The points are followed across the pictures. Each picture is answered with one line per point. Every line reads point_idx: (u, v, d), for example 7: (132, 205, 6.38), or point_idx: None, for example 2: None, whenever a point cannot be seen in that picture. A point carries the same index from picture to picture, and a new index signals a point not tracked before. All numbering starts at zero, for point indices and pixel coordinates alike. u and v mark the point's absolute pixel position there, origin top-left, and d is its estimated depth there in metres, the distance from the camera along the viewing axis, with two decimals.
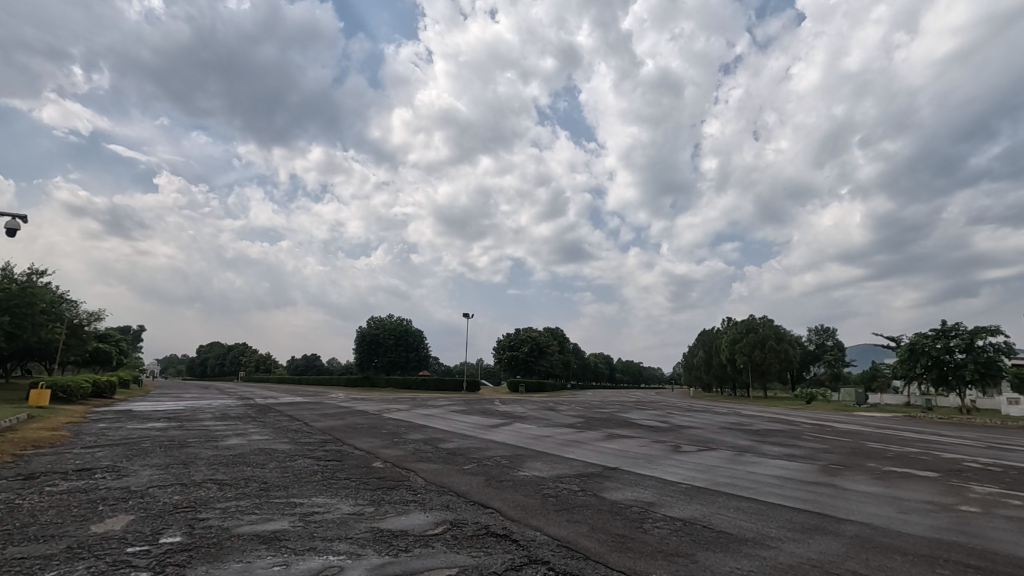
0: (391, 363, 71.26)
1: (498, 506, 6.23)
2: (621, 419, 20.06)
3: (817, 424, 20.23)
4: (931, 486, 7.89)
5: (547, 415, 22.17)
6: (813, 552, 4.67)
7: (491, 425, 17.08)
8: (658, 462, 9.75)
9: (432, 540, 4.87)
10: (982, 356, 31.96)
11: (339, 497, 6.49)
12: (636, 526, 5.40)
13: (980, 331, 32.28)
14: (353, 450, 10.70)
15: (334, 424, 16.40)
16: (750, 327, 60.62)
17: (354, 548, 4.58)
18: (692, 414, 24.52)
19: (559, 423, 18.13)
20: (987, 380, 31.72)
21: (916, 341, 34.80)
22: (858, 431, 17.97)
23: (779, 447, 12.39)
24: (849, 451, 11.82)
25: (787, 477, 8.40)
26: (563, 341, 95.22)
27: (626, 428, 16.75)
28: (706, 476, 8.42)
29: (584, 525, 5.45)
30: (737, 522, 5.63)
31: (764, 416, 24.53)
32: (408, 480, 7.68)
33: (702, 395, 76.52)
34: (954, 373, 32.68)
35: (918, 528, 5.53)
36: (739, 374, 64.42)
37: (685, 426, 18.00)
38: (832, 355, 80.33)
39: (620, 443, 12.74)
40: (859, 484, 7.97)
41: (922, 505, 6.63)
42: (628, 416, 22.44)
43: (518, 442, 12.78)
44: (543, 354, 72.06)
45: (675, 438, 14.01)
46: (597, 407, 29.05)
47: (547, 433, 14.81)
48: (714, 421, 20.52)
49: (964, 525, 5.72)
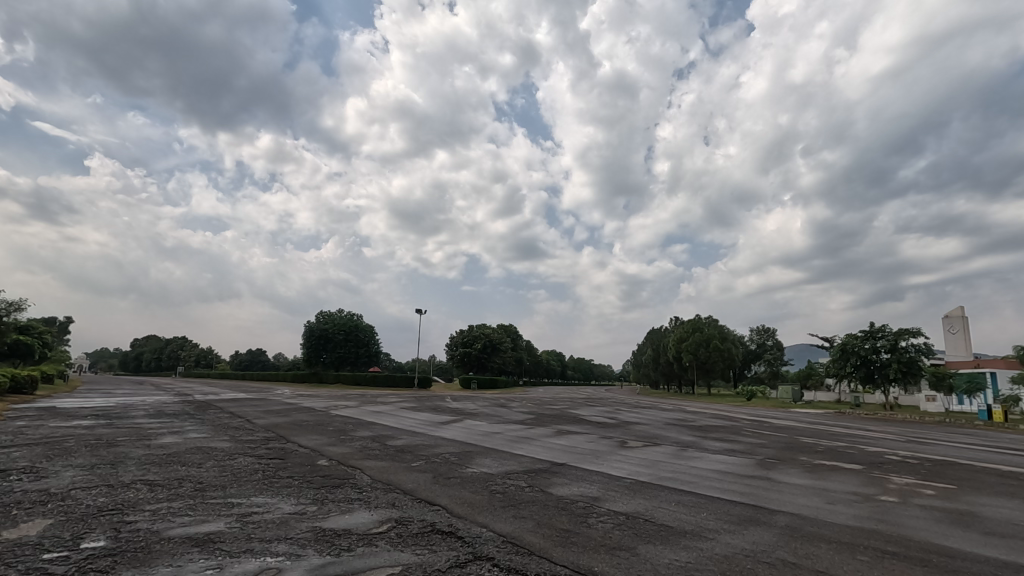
0: (341, 358, 69.82)
1: (444, 503, 6.20)
2: (572, 416, 20.45)
3: (756, 420, 21.18)
4: (856, 477, 8.41)
5: (498, 411, 22.21)
6: (746, 542, 4.90)
7: (442, 422, 16.94)
8: (605, 457, 9.95)
9: (376, 539, 4.79)
10: (905, 355, 34.26)
11: (280, 496, 6.29)
12: (581, 521, 5.50)
13: (903, 332, 34.60)
14: (297, 448, 10.38)
15: (279, 421, 15.85)
16: (696, 326, 62.84)
17: (294, 548, 4.46)
18: (640, 411, 25.27)
19: (510, 420, 18.18)
20: (909, 379, 34.05)
21: (847, 341, 36.83)
22: (792, 427, 18.93)
23: (719, 442, 12.89)
24: (784, 446, 12.45)
25: (726, 471, 8.75)
26: (517, 338, 96.04)
27: (576, 424, 17.02)
28: (650, 470, 8.65)
29: (531, 521, 5.49)
30: (677, 515, 5.82)
31: (707, 413, 25.31)
32: (354, 477, 7.52)
33: (652, 394, 65.96)
34: (880, 372, 34.90)
35: (842, 517, 5.88)
36: (684, 371, 66.69)
37: (632, 421, 18.44)
38: (771, 355, 84.52)
39: (570, 439, 12.89)
40: (791, 476, 8.40)
41: (847, 495, 7.06)
42: (579, 412, 22.90)
43: (468, 438, 12.74)
44: (496, 351, 72.24)
45: (623, 433, 14.31)
46: (548, 403, 29.51)
47: (497, 430, 14.83)
48: (660, 417, 21.17)
49: (883, 513, 6.13)
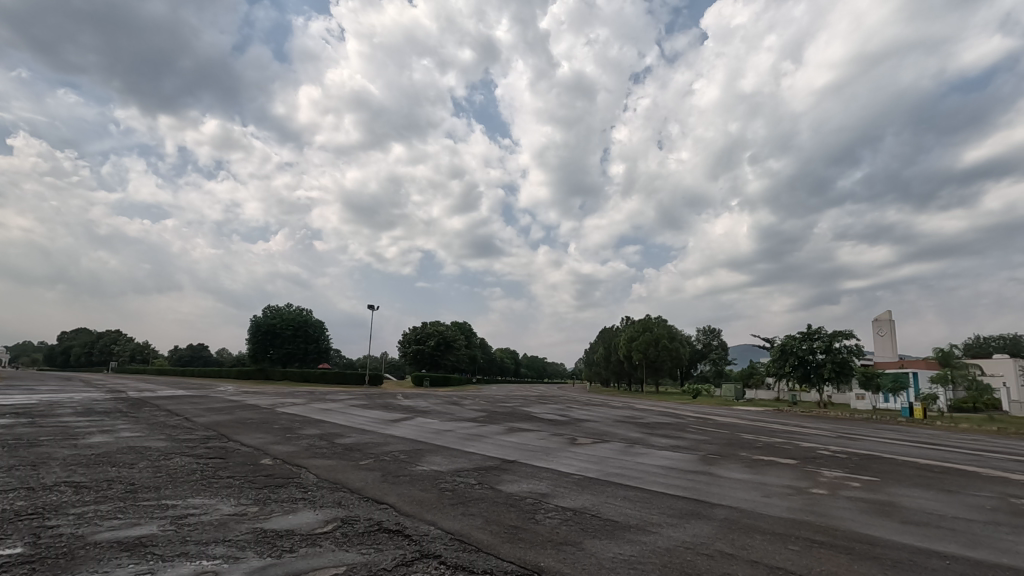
0: (289, 354, 67.71)
1: (392, 501, 6.13)
2: (524, 413, 20.60)
3: (700, 417, 21.97)
4: (791, 471, 8.86)
5: (451, 408, 22.12)
6: (687, 535, 5.07)
7: (392, 419, 16.70)
8: (555, 454, 10.08)
9: (320, 539, 4.69)
10: (838, 356, 36.35)
11: (219, 497, 6.06)
12: (529, 517, 5.56)
13: (837, 334, 36.68)
14: (240, 446, 10.02)
15: (220, 419, 15.22)
16: (646, 325, 64.55)
17: (233, 550, 4.30)
18: (592, 408, 25.69)
19: (462, 417, 18.15)
20: (841, 378, 36.17)
21: (786, 341, 38.68)
22: (734, 423, 19.72)
23: (665, 438, 13.31)
24: (725, 442, 12.97)
25: (671, 467, 9.04)
26: (471, 335, 95.86)
27: (528, 421, 17.15)
28: (599, 467, 8.84)
29: (479, 518, 5.50)
30: (622, 510, 5.97)
31: (654, 411, 26.05)
32: (299, 476, 7.33)
33: (619, 394, 58.44)
34: (815, 372, 36.85)
35: (776, 510, 6.18)
36: (634, 370, 68.33)
37: (582, 419, 18.74)
38: (716, 354, 87.89)
39: (520, 437, 12.98)
40: (731, 471, 8.77)
41: (782, 489, 7.44)
42: (531, 410, 23.09)
43: (419, 436, 12.60)
44: (449, 348, 71.83)
45: (573, 430, 14.53)
46: (501, 401, 29.55)
47: (448, 428, 14.77)
48: (610, 414, 21.64)
49: (814, 505, 6.49)
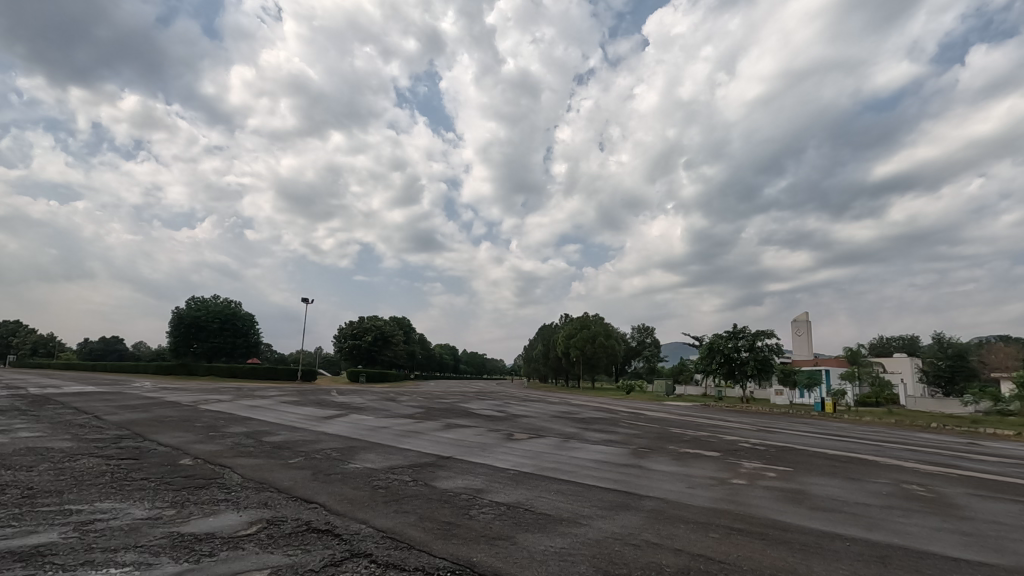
0: (215, 348, 64.18)
1: (323, 500, 5.94)
2: (462, 409, 20.56)
3: (632, 412, 22.71)
4: (714, 463, 9.35)
5: (387, 405, 21.70)
6: (616, 526, 5.23)
7: (326, 416, 16.18)
8: (491, 449, 10.14)
9: (243, 541, 4.48)
10: (760, 354, 38.60)
11: (131, 501, 5.66)
12: (464, 513, 5.56)
13: (760, 333, 38.94)
14: (156, 446, 9.40)
15: (136, 417, 14.23)
16: (584, 323, 66.02)
17: (145, 557, 4.04)
18: (529, 404, 25.98)
19: (398, 414, 17.86)
20: (763, 375, 38.43)
21: (714, 340, 40.62)
22: (664, 418, 20.54)
23: (599, 433, 13.68)
24: (656, 436, 13.48)
25: (603, 460, 9.30)
26: (410, 330, 94.53)
27: (465, 417, 17.12)
28: (534, 461, 8.98)
29: (413, 515, 5.45)
30: (556, 503, 6.09)
31: (590, 406, 26.69)
32: (222, 477, 6.97)
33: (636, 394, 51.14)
34: (739, 368, 38.94)
35: (700, 500, 6.50)
36: (572, 366, 69.66)
37: (520, 415, 18.91)
38: (649, 351, 91.23)
39: (457, 433, 12.95)
40: (659, 464, 9.15)
41: (706, 480, 7.84)
42: (469, 405, 23.08)
43: (353, 433, 12.28)
44: (387, 344, 70.50)
45: (510, 426, 14.66)
46: (438, 398, 29.38)
47: (384, 424, 14.50)
48: (547, 409, 21.99)
49: (734, 495, 6.88)
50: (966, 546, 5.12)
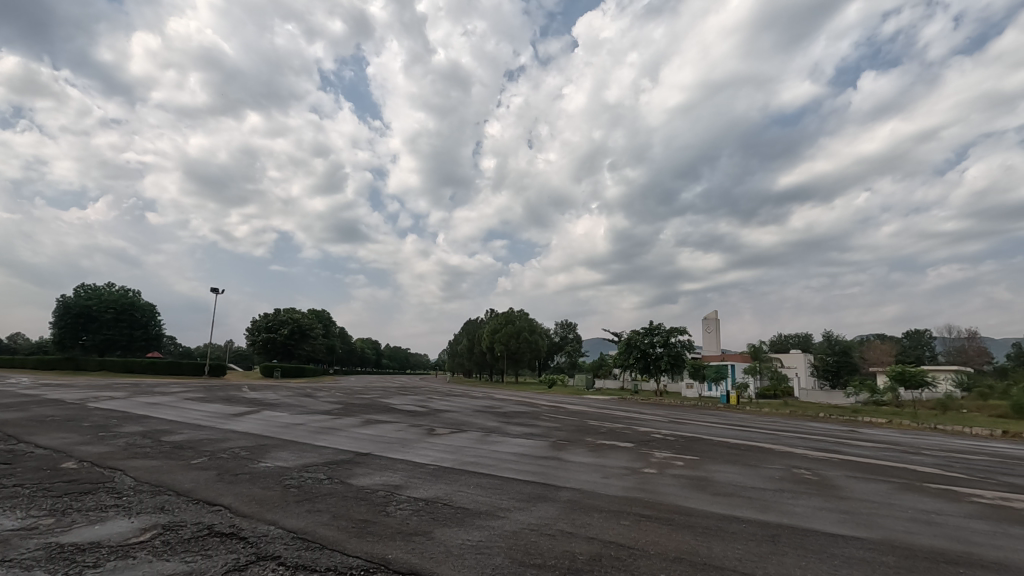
0: (108, 341, 58.62)
1: (228, 502, 5.61)
2: (382, 405, 20.10)
3: (553, 406, 23.22)
4: (628, 454, 9.78)
5: (303, 401, 20.80)
6: (532, 518, 5.34)
7: (235, 413, 15.27)
8: (411, 445, 10.00)
9: (136, 549, 4.15)
10: (673, 349, 40.73)
11: (2, 511, 5.07)
12: (380, 510, 5.45)
13: (673, 330, 41.09)
14: (34, 450, 8.45)
15: (10, 417, 12.74)
16: (509, 318, 66.60)
17: (16, 572, 3.63)
18: (452, 399, 25.89)
19: (314, 410, 17.17)
20: (675, 369, 40.61)
21: (632, 336, 42.35)
22: (583, 411, 21.16)
23: (520, 426, 13.87)
24: (574, 428, 13.89)
25: (523, 453, 9.45)
26: (330, 324, 91.15)
27: (386, 413, 16.78)
28: (455, 456, 8.96)
29: (327, 514, 5.27)
30: (475, 497, 6.11)
31: (512, 400, 27.00)
32: (112, 480, 6.40)
33: (648, 394, 44.89)
34: (654, 363, 40.91)
35: (613, 489, 6.79)
36: (496, 361, 70.16)
37: (442, 410, 18.79)
38: (571, 346, 93.81)
39: (376, 429, 12.64)
40: (577, 455, 9.43)
41: (620, 470, 8.18)
42: (390, 401, 22.59)
43: (264, 431, 11.68)
44: (305, 337, 67.60)
45: (431, 421, 14.52)
46: (358, 392, 28.52)
47: (299, 421, 13.90)
48: (470, 404, 21.98)
49: (645, 483, 7.24)
50: (844, 522, 5.70)
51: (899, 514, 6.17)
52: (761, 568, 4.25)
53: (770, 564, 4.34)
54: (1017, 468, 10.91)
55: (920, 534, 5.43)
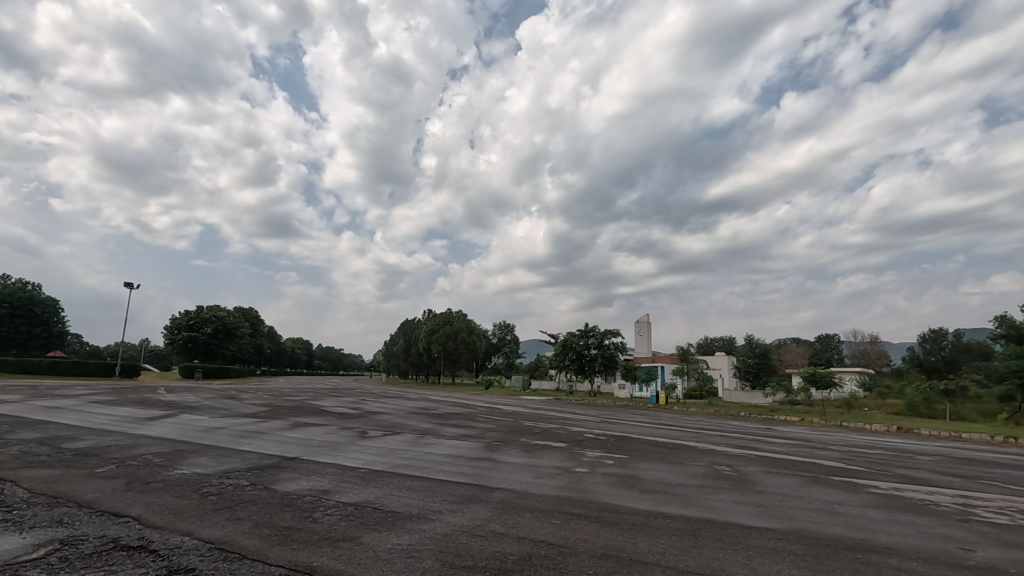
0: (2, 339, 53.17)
1: (137, 513, 5.24)
2: (312, 407, 19.39)
3: (488, 407, 23.23)
4: (561, 453, 9.97)
5: (226, 403, 19.74)
6: (465, 519, 5.33)
7: (148, 417, 14.28)
8: (342, 448, 9.72)
9: (28, 568, 3.79)
10: (607, 351, 41.87)
11: None
12: (305, 516, 5.27)
13: (607, 332, 42.24)
14: None
15: None
16: (446, 319, 66.05)
17: None
18: (386, 400, 25.36)
19: (238, 413, 16.32)
20: (609, 371, 41.75)
21: (568, 338, 43.12)
22: (518, 412, 21.33)
23: (455, 428, 13.81)
24: (509, 429, 13.98)
25: (457, 455, 9.40)
26: (258, 322, 86.95)
27: (316, 416, 16.21)
28: (387, 459, 8.79)
29: (248, 521, 5.03)
30: (406, 500, 6.02)
31: (448, 402, 26.83)
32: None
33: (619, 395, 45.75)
34: (589, 365, 41.89)
35: (544, 488, 6.90)
36: (432, 361, 69.39)
37: (375, 412, 18.36)
38: (509, 348, 94.35)
39: (305, 432, 12.18)
40: (511, 456, 9.49)
41: (553, 469, 8.31)
42: (320, 403, 21.85)
43: (180, 436, 10.99)
44: (230, 337, 64.13)
45: (363, 423, 14.18)
46: (286, 394, 27.37)
47: (221, 424, 13.20)
48: (404, 406, 21.66)
49: (577, 482, 7.41)
50: (758, 515, 6.07)
51: (807, 505, 6.65)
52: (682, 560, 4.46)
53: (690, 557, 4.56)
54: (908, 460, 12.01)
55: (823, 523, 5.87)
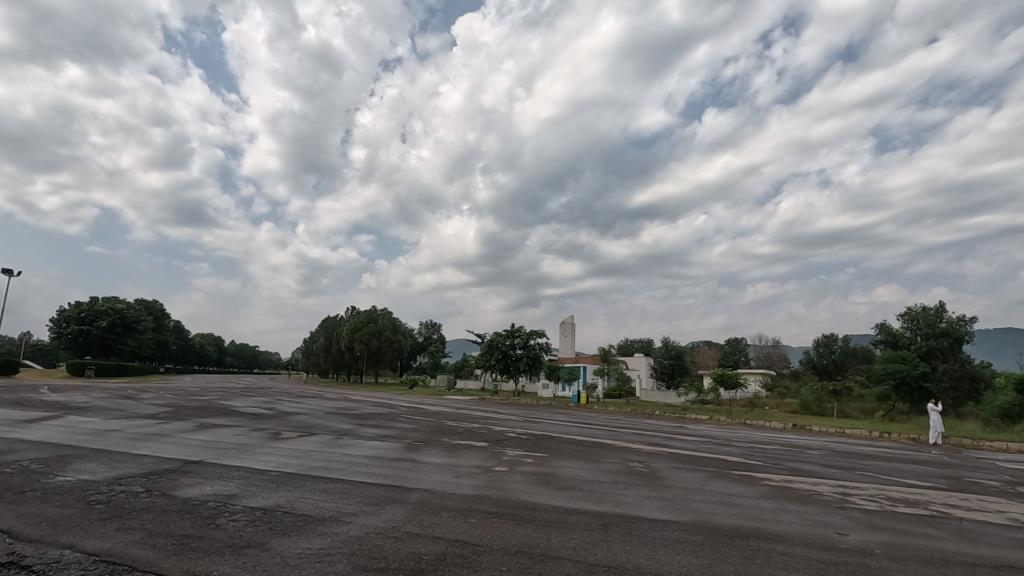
0: None
1: (8, 526, 4.72)
2: (221, 407, 18.25)
3: (411, 407, 22.87)
4: (481, 453, 10.01)
5: (121, 404, 18.07)
6: (380, 521, 5.26)
7: (25, 419, 12.80)
8: (251, 451, 9.23)
9: None
10: (532, 351, 42.50)
11: None
12: (207, 523, 4.97)
13: (533, 333, 42.85)
14: None
15: None
16: (371, 316, 64.29)
17: None
18: (302, 400, 24.29)
19: (134, 414, 14.98)
20: (533, 371, 42.42)
21: (494, 337, 43.29)
22: (441, 412, 21.16)
23: (375, 428, 13.51)
24: (431, 429, 13.86)
25: (375, 456, 9.20)
26: (162, 316, 80.45)
27: (224, 416, 15.27)
28: (300, 461, 8.44)
29: (141, 531, 4.68)
30: (319, 503, 5.83)
31: (369, 402, 26.08)
32: None
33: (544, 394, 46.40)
34: (513, 364, 42.32)
35: (463, 488, 6.93)
36: (354, 360, 67.33)
37: (290, 412, 17.48)
38: (434, 347, 93.52)
39: (212, 434, 11.46)
40: (431, 456, 9.43)
41: (473, 469, 8.34)
42: (230, 403, 20.58)
43: (65, 440, 9.95)
44: (129, 331, 58.89)
45: (277, 425, 13.49)
46: (192, 394, 25.58)
47: (113, 427, 12.11)
48: (322, 406, 20.89)
49: (496, 481, 7.49)
50: (664, 508, 6.44)
51: (707, 498, 7.13)
52: (592, 554, 4.63)
53: (600, 550, 4.74)
54: (799, 455, 13.09)
55: (721, 514, 6.31)
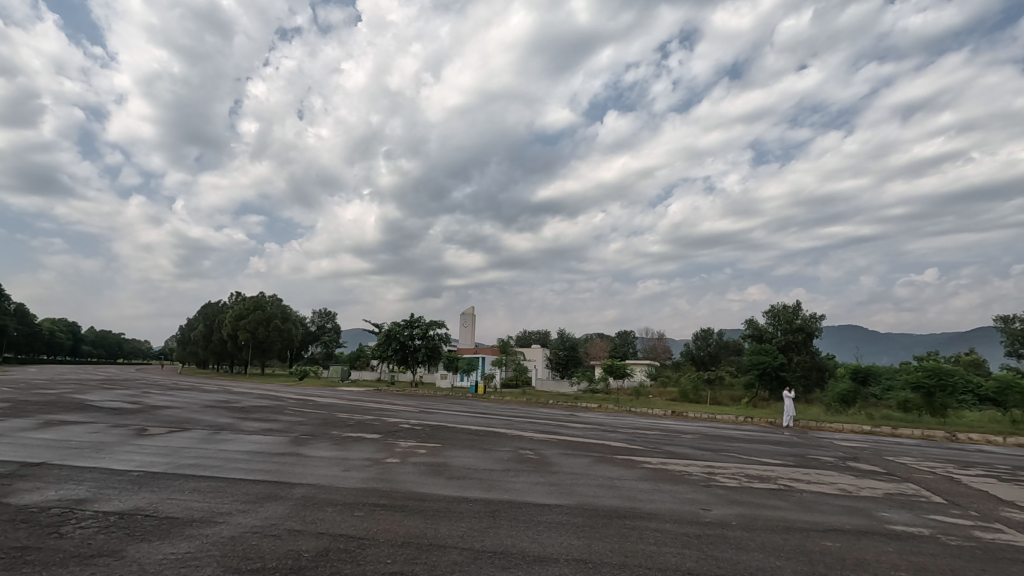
0: None
1: None
2: (73, 402, 16.11)
3: (300, 399, 21.71)
4: (373, 445, 9.78)
5: None
6: (258, 519, 4.96)
7: None
8: (109, 449, 8.30)
9: None
10: (431, 342, 42.14)
11: None
12: (49, 532, 4.41)
13: (432, 323, 42.45)
14: None
15: None
16: (257, 302, 60.00)
17: None
18: (174, 393, 22.13)
19: None
20: (431, 361, 42.13)
21: (392, 328, 42.20)
22: (333, 403, 20.35)
23: (258, 422, 12.67)
24: (319, 422, 13.24)
25: (256, 451, 8.66)
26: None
27: (79, 412, 13.51)
28: (169, 459, 7.73)
29: None
30: (187, 504, 5.39)
31: (253, 394, 24.42)
32: None
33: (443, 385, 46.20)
34: (411, 355, 41.70)
35: (351, 481, 6.74)
36: (238, 350, 62.60)
37: (159, 406, 15.89)
38: (328, 336, 89.47)
39: (60, 432, 10.08)
40: (318, 450, 9.03)
41: (362, 461, 8.12)
42: (86, 397, 18.20)
43: None
44: None
45: (142, 420, 12.20)
46: (38, 387, 22.38)
47: None
48: (197, 399, 19.13)
49: (386, 473, 7.34)
50: (550, 493, 6.70)
51: (592, 482, 7.53)
52: (478, 541, 4.72)
53: (486, 537, 4.85)
54: (676, 439, 14.22)
55: (603, 496, 6.71)
